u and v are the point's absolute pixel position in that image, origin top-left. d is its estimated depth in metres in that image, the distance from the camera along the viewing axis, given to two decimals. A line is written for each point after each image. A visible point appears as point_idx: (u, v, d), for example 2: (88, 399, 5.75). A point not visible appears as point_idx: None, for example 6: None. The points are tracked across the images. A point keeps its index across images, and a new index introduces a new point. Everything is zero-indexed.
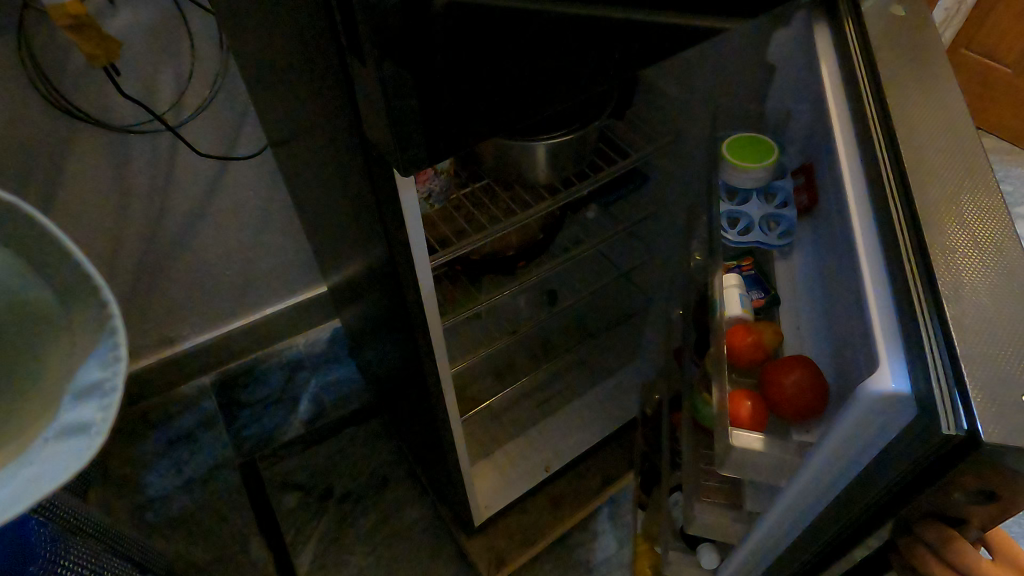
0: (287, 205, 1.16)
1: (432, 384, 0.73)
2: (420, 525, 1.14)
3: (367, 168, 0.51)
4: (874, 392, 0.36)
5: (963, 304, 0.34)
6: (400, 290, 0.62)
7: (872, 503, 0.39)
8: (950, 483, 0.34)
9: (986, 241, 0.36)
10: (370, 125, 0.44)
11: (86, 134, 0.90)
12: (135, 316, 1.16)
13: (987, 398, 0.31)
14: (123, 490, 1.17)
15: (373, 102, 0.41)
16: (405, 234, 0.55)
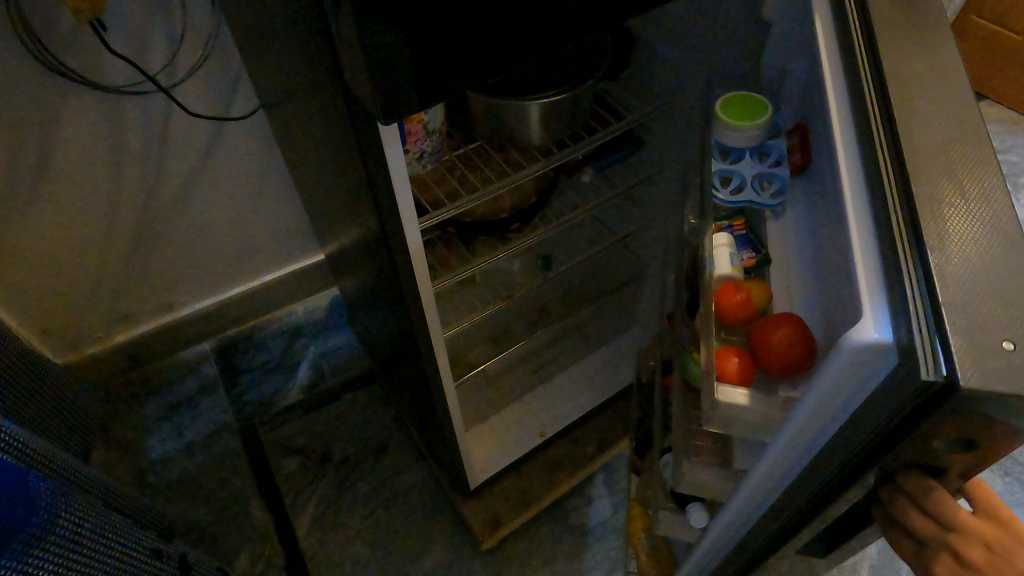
0: (284, 170, 1.15)
1: (426, 347, 0.74)
2: (418, 488, 1.15)
3: (352, 125, 0.51)
4: (855, 343, 0.35)
5: (947, 252, 0.33)
6: (391, 252, 0.61)
7: (856, 453, 0.39)
8: (928, 430, 0.34)
9: (973, 189, 0.36)
10: (351, 76, 0.43)
11: (78, 94, 0.90)
12: (132, 281, 1.16)
13: (966, 343, 0.31)
14: (125, 454, 1.19)
15: (354, 50, 0.40)
16: (395, 195, 0.54)
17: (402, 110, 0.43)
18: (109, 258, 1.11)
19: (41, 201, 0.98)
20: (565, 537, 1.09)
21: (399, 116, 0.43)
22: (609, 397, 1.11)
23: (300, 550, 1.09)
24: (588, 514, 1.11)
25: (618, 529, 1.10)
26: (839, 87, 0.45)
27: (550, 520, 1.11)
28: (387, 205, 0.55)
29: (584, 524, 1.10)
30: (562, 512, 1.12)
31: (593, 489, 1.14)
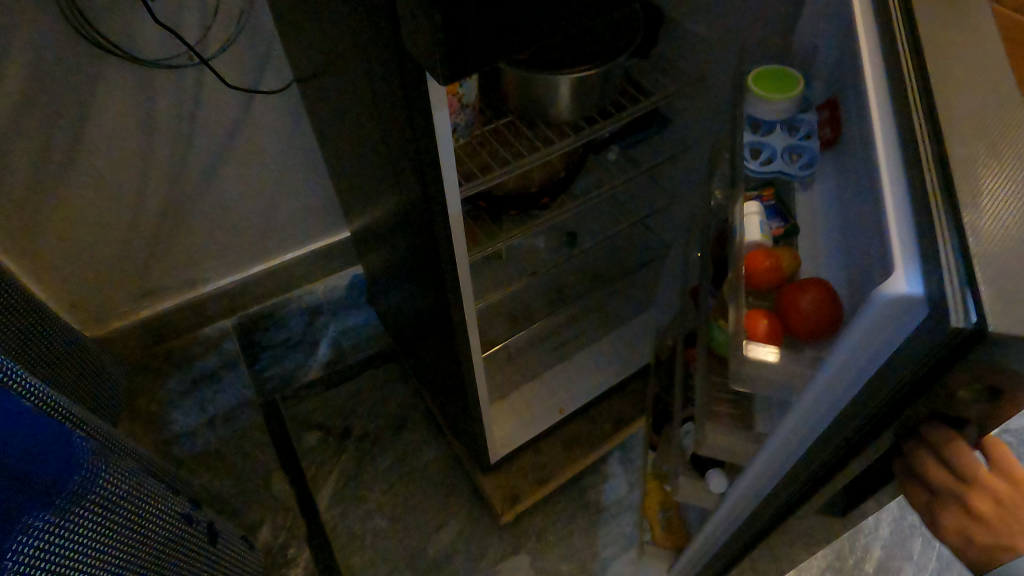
0: (310, 148, 1.17)
1: (457, 318, 0.76)
2: (437, 464, 1.17)
3: (400, 92, 0.52)
4: (888, 295, 0.36)
5: (980, 208, 0.35)
6: (431, 221, 0.63)
7: (882, 404, 0.41)
8: (955, 376, 0.36)
9: (1008, 149, 0.37)
10: (411, 39, 0.45)
11: (113, 66, 0.91)
12: (159, 256, 1.18)
13: (996, 291, 0.32)
14: (150, 426, 1.21)
15: (418, 11, 0.41)
16: (439, 163, 0.55)
17: (459, 72, 0.45)
18: (137, 233, 1.12)
19: (73, 173, 0.99)
20: (582, 513, 1.11)
21: (456, 78, 0.45)
22: (627, 375, 1.12)
23: (322, 521, 1.11)
24: (604, 492, 1.13)
25: (633, 506, 1.12)
26: (874, 51, 0.46)
27: (567, 497, 1.13)
28: (430, 172, 0.56)
29: (601, 501, 1.13)
30: (579, 490, 1.14)
31: (609, 468, 1.16)
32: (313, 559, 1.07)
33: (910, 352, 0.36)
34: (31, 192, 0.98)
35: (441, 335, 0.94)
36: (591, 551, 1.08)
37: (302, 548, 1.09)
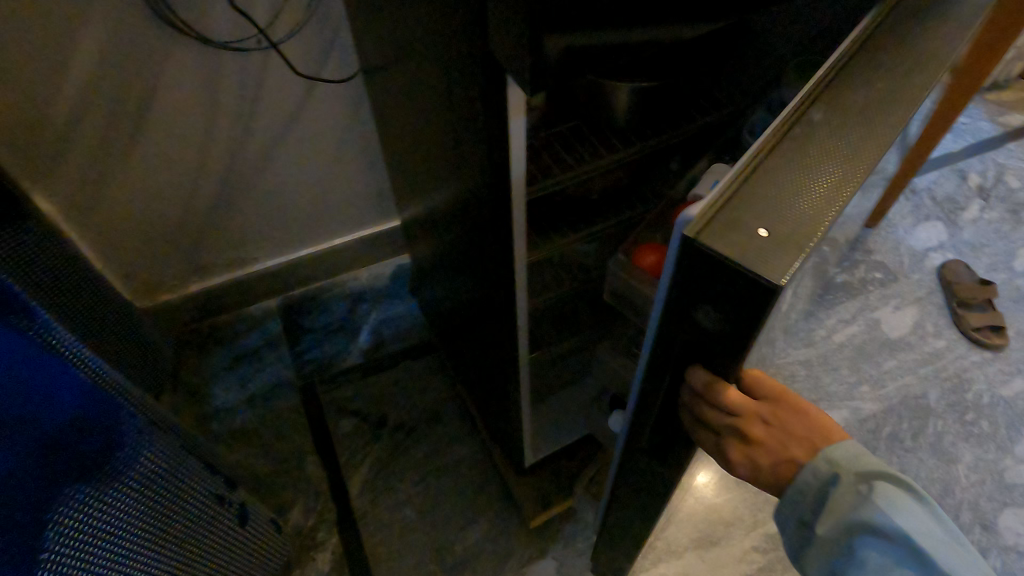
0: (368, 136, 1.17)
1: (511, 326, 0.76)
2: (469, 461, 1.17)
3: (482, 102, 0.51)
4: (682, 219, 0.40)
5: (786, 171, 0.42)
6: (498, 231, 0.63)
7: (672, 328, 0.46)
8: (698, 297, 0.42)
9: (850, 143, 0.44)
10: (499, 49, 0.44)
11: (183, 45, 0.92)
12: (212, 233, 1.20)
13: (734, 221, 0.40)
14: (191, 399, 1.24)
15: (514, 20, 0.40)
16: (511, 174, 0.55)
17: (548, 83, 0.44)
18: (192, 210, 1.14)
19: (136, 147, 1.01)
20: None
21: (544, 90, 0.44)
22: None
23: (351, 507, 1.12)
24: None
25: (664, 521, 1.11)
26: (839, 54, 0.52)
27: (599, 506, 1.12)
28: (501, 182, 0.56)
29: None
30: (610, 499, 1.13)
31: None
32: (341, 545, 1.08)
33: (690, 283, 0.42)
34: (94, 162, 1.00)
35: (487, 335, 0.93)
36: None
37: (331, 533, 1.09)
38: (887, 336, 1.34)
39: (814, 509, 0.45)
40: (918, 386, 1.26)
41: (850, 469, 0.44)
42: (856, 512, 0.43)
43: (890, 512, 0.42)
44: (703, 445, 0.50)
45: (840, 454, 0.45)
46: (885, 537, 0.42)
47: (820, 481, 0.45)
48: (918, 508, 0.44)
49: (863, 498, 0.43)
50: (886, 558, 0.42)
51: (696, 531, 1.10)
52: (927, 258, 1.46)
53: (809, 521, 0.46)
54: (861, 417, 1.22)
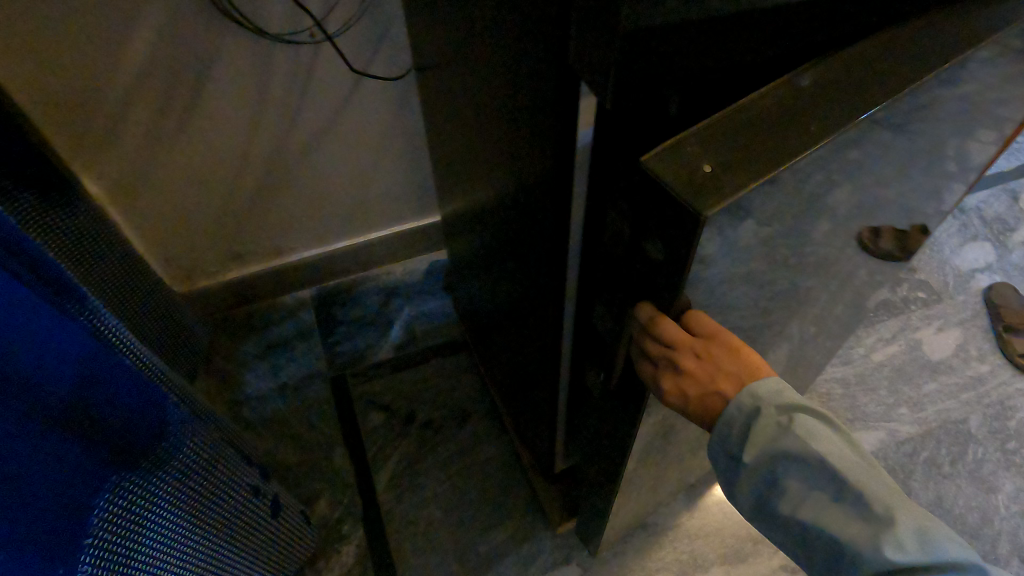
0: (411, 132, 1.16)
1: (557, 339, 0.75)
2: (496, 462, 1.17)
3: (550, 113, 0.51)
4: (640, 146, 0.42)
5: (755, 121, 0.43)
6: (552, 246, 0.62)
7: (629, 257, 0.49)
8: (649, 229, 0.45)
9: (832, 107, 0.44)
10: (576, 62, 0.43)
11: (236, 36, 0.92)
12: (252, 221, 1.20)
13: (686, 156, 0.42)
14: (224, 385, 1.25)
15: (598, 35, 0.39)
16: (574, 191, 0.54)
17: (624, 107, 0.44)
18: (234, 198, 1.15)
19: (184, 135, 1.02)
20: (638, 533, 1.09)
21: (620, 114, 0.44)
22: None
23: (378, 502, 1.12)
24: (663, 515, 1.11)
25: (691, 534, 1.10)
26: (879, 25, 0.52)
27: None
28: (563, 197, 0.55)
29: (659, 525, 1.11)
30: None
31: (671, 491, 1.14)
32: (366, 540, 1.08)
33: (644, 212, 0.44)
34: (143, 148, 1.01)
35: (524, 340, 0.92)
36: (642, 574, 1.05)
37: (357, 526, 1.09)
38: (929, 358, 1.30)
39: (741, 442, 0.50)
40: (959, 411, 1.23)
41: (771, 404, 0.48)
42: (776, 444, 0.48)
43: (807, 443, 0.47)
44: (646, 372, 0.53)
45: (763, 390, 0.48)
46: (801, 463, 0.47)
47: (744, 415, 0.49)
48: (834, 437, 0.48)
49: (784, 431, 0.47)
50: (802, 478, 0.48)
51: (724, 547, 1.08)
52: (974, 279, 1.42)
53: (736, 453, 0.50)
54: (898, 439, 1.19)
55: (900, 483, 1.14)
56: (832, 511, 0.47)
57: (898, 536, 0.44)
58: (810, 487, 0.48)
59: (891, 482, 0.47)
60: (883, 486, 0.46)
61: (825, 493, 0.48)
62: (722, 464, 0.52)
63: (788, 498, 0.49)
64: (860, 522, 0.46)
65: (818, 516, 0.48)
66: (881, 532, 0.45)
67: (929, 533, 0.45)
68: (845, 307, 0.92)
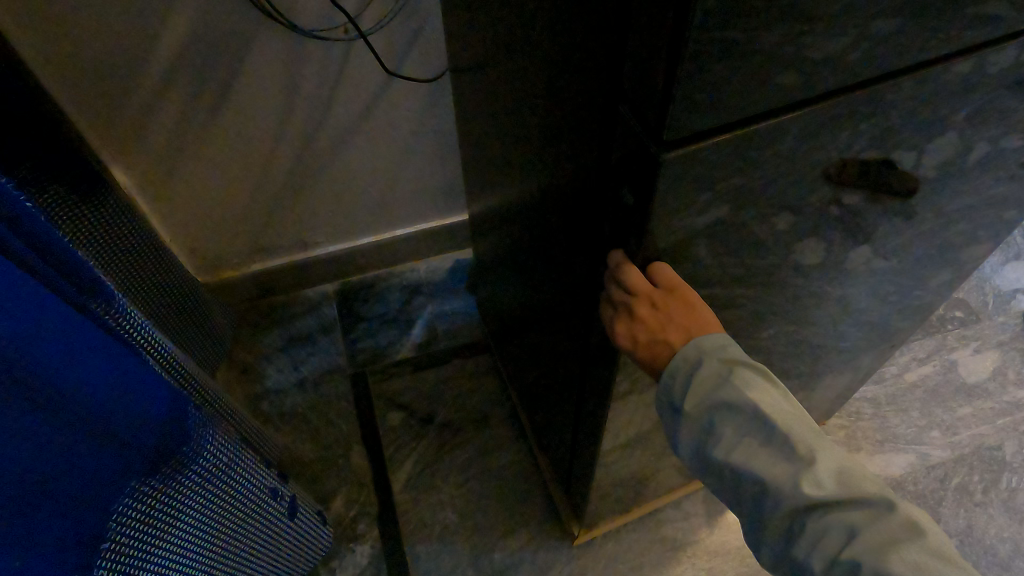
0: (442, 131, 1.14)
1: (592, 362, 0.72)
2: (514, 467, 1.15)
3: (600, 130, 0.49)
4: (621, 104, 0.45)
5: None
6: (591, 266, 0.60)
7: (604, 204, 0.52)
8: (622, 176, 0.48)
9: None
10: (634, 82, 0.42)
11: (270, 31, 0.91)
12: (280, 214, 1.20)
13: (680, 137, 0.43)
14: (244, 377, 1.25)
15: (659, 56, 0.38)
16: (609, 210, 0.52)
17: (681, 142, 0.43)
18: (261, 191, 1.14)
19: (213, 128, 1.01)
20: (655, 547, 1.08)
21: (676, 147, 0.43)
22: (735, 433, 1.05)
23: (394, 503, 1.11)
24: (681, 530, 1.09)
25: (710, 550, 1.08)
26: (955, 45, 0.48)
27: (643, 528, 1.10)
28: (607, 219, 0.53)
29: (677, 540, 1.09)
30: (654, 522, 1.10)
31: (691, 505, 1.12)
32: (380, 541, 1.07)
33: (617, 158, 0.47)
34: (172, 139, 1.01)
35: (548, 348, 0.90)
36: None
37: (372, 527, 1.09)
38: (964, 381, 1.26)
39: (684, 392, 0.54)
40: (994, 437, 1.19)
41: (715, 357, 0.52)
42: (716, 392, 0.52)
43: (743, 391, 0.51)
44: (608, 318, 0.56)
45: (710, 344, 0.53)
46: (736, 409, 0.51)
47: (689, 366, 0.53)
48: (771, 391, 0.52)
49: (724, 379, 0.52)
50: (736, 426, 0.52)
51: (743, 565, 1.06)
52: (1014, 300, 1.37)
53: (677, 402, 0.55)
54: (929, 464, 1.16)
55: (929, 509, 1.11)
56: (760, 455, 0.51)
57: (817, 474, 0.48)
58: (743, 433, 0.52)
59: (814, 429, 0.51)
60: (807, 432, 0.50)
61: (756, 438, 0.51)
62: (665, 413, 0.57)
63: (722, 444, 0.53)
64: (785, 463, 0.50)
65: (747, 460, 0.51)
66: (801, 470, 0.49)
67: (848, 474, 0.49)
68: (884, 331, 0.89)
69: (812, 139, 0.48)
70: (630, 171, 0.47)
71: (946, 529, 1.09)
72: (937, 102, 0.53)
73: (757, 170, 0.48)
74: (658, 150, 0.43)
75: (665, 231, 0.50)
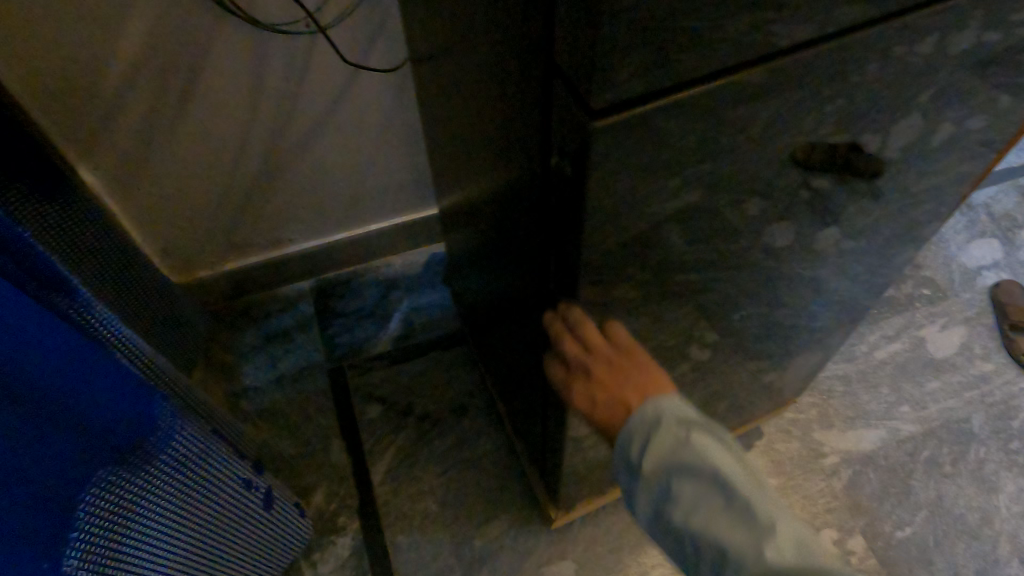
0: (411, 124, 1.15)
1: (552, 343, 0.74)
2: (492, 455, 1.16)
3: (541, 103, 0.49)
4: (557, 81, 0.45)
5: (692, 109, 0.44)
6: (542, 241, 0.62)
7: (550, 183, 0.53)
8: (560, 153, 0.49)
9: None
10: (564, 54, 0.43)
11: (232, 27, 0.92)
12: (252, 212, 1.20)
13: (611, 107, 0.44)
14: (222, 376, 1.25)
15: (580, 31, 0.39)
16: (552, 186, 0.54)
17: (611, 109, 0.43)
18: (231, 189, 1.14)
19: (180, 127, 1.01)
20: (634, 527, 1.09)
21: (606, 116, 0.43)
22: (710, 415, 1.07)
23: (374, 495, 1.12)
24: None
25: None
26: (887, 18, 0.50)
27: (621, 511, 1.11)
28: (551, 194, 0.54)
29: None
30: None
31: None
32: (362, 532, 1.08)
33: (558, 137, 0.48)
34: (139, 139, 1.01)
35: (518, 333, 0.92)
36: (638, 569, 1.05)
37: (352, 519, 1.09)
38: (932, 356, 1.29)
39: (643, 454, 0.55)
40: (962, 410, 1.22)
41: (671, 419, 0.54)
42: (674, 454, 0.53)
43: (704, 453, 0.52)
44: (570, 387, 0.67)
45: (664, 406, 0.56)
46: (695, 473, 0.52)
47: (648, 428, 0.55)
48: (731, 456, 0.52)
49: (682, 442, 0.53)
50: (697, 488, 0.52)
51: None
52: (979, 277, 1.40)
53: (635, 465, 0.56)
54: (899, 439, 1.18)
55: (899, 483, 1.14)
56: (721, 519, 0.51)
57: (776, 540, 0.48)
58: (704, 499, 0.52)
59: (771, 495, 0.51)
60: (767, 496, 0.50)
61: (715, 502, 0.51)
62: (627, 477, 0.58)
63: (681, 507, 0.53)
64: (745, 531, 0.49)
65: (707, 523, 0.51)
66: (760, 534, 0.49)
67: (805, 543, 0.49)
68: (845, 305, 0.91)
69: (759, 113, 0.50)
70: (568, 143, 0.47)
71: (917, 501, 1.11)
72: (890, 82, 0.55)
73: (702, 144, 0.49)
74: (589, 119, 0.43)
75: (609, 205, 0.51)
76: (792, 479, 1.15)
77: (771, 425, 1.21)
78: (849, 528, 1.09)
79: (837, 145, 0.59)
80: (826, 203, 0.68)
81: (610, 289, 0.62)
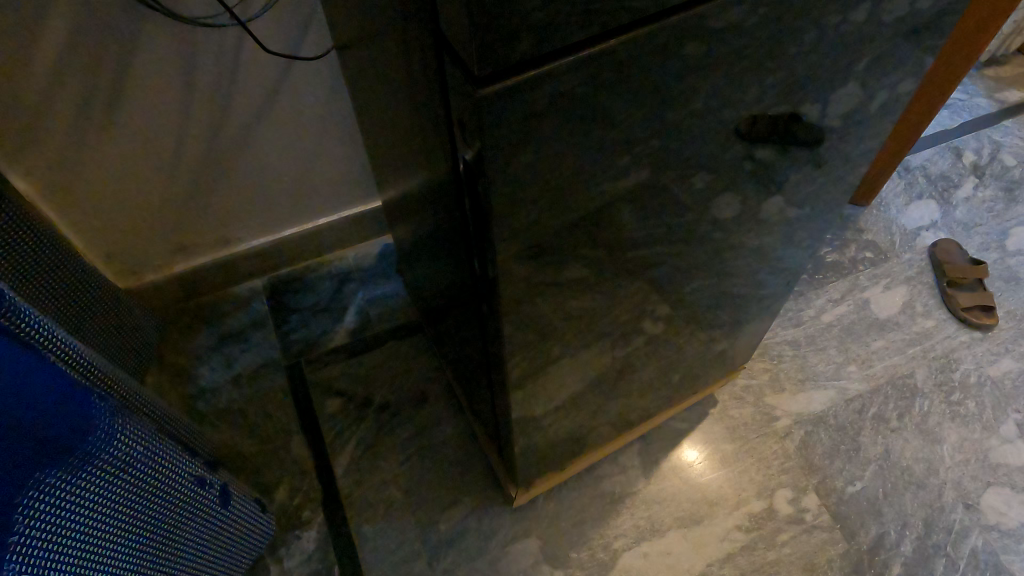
0: (350, 114, 1.14)
1: (485, 324, 0.74)
2: (453, 441, 1.17)
3: (440, 79, 0.49)
4: (448, 55, 0.45)
5: None
6: (463, 222, 0.62)
7: (459, 163, 0.53)
8: (461, 130, 0.49)
9: None
10: (448, 27, 0.42)
11: (155, 23, 0.90)
12: (195, 211, 1.18)
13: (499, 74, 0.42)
14: (177, 378, 1.24)
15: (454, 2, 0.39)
16: (461, 166, 0.54)
17: (496, 77, 0.42)
18: (170, 189, 1.12)
19: (111, 129, 1.00)
20: (595, 502, 1.11)
21: (493, 83, 0.42)
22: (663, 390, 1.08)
23: (337, 488, 1.12)
24: (618, 483, 1.13)
25: (647, 499, 1.12)
26: None
27: (582, 486, 1.13)
28: (462, 174, 0.55)
29: (616, 493, 1.12)
30: (592, 479, 1.14)
31: (628, 459, 1.16)
32: (325, 526, 1.08)
33: (457, 117, 0.48)
34: (68, 143, 0.99)
35: (464, 316, 0.92)
36: (601, 541, 1.07)
37: (317, 513, 1.10)
38: (876, 316, 1.33)
39: None
40: (905, 366, 1.26)
41: None
42: None
43: None
44: None
45: None
46: None
47: None
48: None
49: None
50: None
51: (679, 510, 1.10)
52: (919, 237, 1.45)
53: None
54: (847, 397, 1.22)
55: (849, 440, 1.17)
56: None
57: None
58: None
59: None
60: None
61: None
62: None
63: None
64: None
65: None
66: None
67: None
68: (780, 269, 0.94)
69: (686, 81, 0.51)
70: (465, 117, 0.47)
71: (865, 456, 1.15)
72: (814, 53, 0.56)
73: (609, 118, 0.49)
74: (476, 88, 0.42)
75: (522, 184, 0.50)
76: (747, 443, 1.18)
77: (724, 392, 1.24)
78: (803, 486, 1.12)
79: (766, 118, 0.61)
80: (762, 175, 0.70)
81: (553, 271, 0.63)
